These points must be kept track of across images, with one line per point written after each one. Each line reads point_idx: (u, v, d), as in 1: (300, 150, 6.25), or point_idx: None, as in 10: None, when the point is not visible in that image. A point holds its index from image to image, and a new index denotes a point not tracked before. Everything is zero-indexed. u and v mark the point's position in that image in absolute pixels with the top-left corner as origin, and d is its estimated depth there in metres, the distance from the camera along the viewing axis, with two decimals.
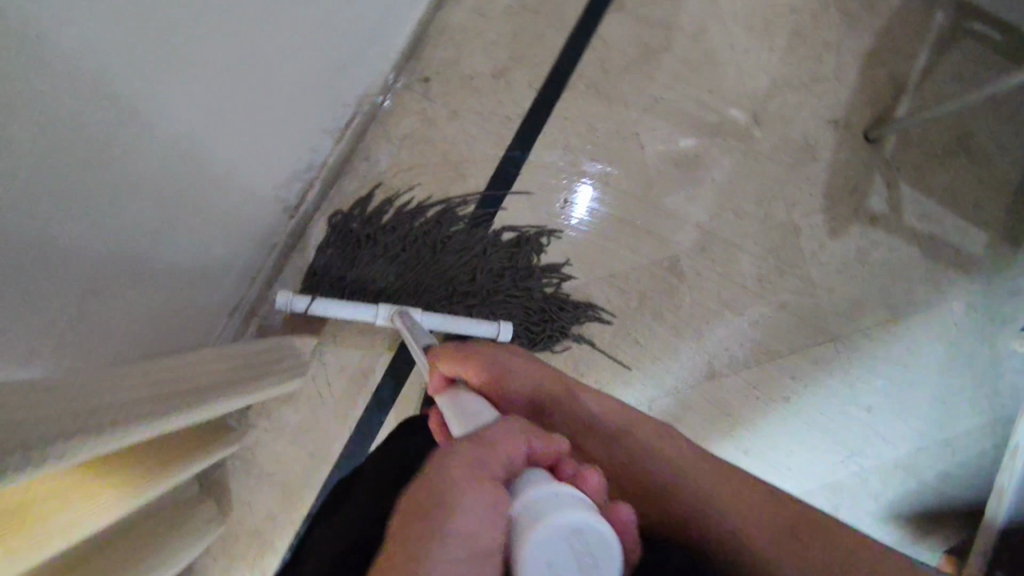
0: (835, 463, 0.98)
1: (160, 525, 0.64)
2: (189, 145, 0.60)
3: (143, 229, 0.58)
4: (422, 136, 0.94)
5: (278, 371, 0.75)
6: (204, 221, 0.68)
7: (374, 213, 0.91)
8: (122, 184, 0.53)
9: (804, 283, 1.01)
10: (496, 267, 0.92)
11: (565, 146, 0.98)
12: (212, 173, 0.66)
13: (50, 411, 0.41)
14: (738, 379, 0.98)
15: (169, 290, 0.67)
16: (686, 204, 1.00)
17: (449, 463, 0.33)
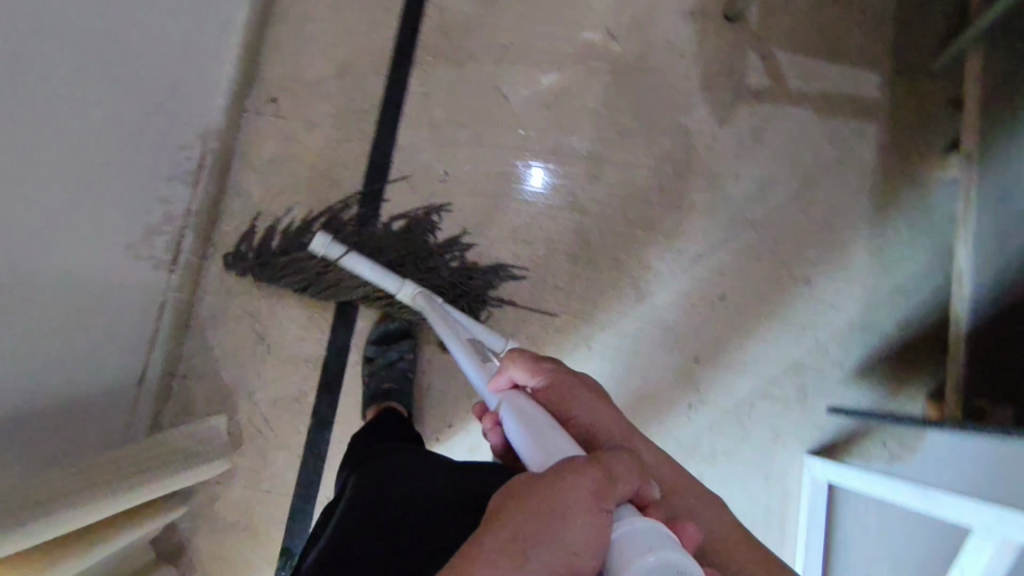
0: (788, 344, 0.96)
1: None
2: (18, 240, 0.60)
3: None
4: (287, 155, 0.94)
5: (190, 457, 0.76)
6: (70, 313, 0.67)
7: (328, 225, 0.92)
8: None
9: (707, 179, 0.99)
10: (394, 258, 0.91)
11: (429, 121, 0.96)
12: (61, 257, 0.66)
13: None
14: (668, 292, 0.97)
15: (54, 382, 0.66)
16: (566, 138, 0.98)
17: (570, 483, 0.36)
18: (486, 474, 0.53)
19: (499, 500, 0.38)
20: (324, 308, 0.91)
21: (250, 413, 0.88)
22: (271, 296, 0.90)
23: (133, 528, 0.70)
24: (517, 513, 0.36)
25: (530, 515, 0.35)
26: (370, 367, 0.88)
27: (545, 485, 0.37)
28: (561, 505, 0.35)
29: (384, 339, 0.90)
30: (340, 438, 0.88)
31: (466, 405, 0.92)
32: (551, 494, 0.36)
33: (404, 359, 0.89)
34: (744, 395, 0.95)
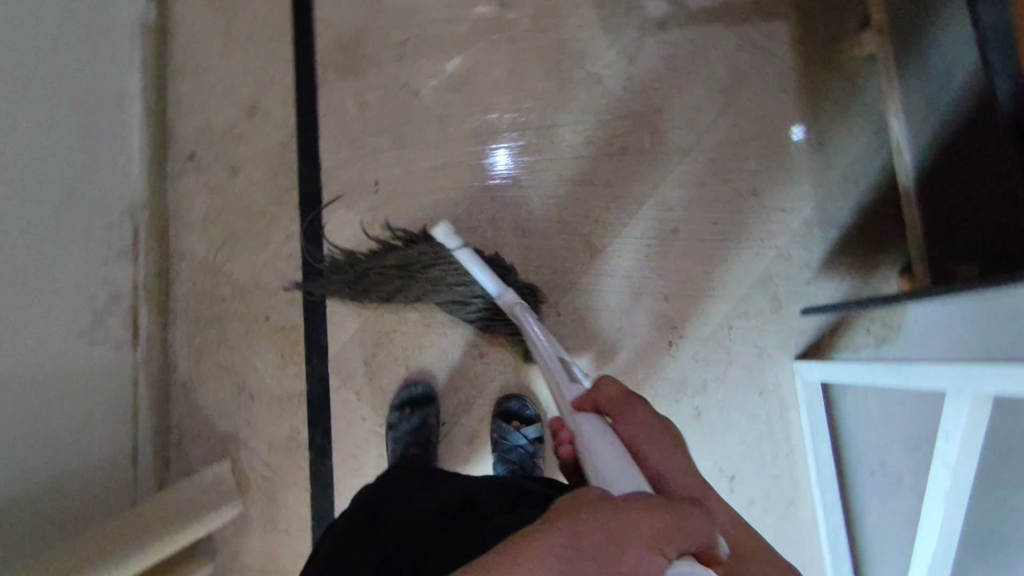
0: (750, 258, 0.96)
1: None
2: None
3: None
4: (219, 207, 0.94)
5: (177, 518, 0.77)
6: (33, 410, 0.69)
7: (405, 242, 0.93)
8: None
9: (632, 119, 0.99)
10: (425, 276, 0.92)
11: (347, 136, 0.97)
12: (12, 360, 0.67)
13: None
14: (621, 239, 0.96)
15: (32, 479, 0.68)
16: (484, 118, 0.98)
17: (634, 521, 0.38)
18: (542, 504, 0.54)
19: (562, 506, 0.40)
20: (293, 343, 0.92)
21: (249, 461, 0.90)
22: (240, 345, 0.92)
23: None
24: (580, 518, 0.38)
25: (592, 528, 0.38)
26: (393, 433, 0.88)
27: (617, 510, 0.39)
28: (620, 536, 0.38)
29: (408, 403, 0.89)
30: (342, 463, 0.90)
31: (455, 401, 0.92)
32: (620, 521, 0.38)
33: (427, 422, 0.89)
34: (720, 321, 0.95)
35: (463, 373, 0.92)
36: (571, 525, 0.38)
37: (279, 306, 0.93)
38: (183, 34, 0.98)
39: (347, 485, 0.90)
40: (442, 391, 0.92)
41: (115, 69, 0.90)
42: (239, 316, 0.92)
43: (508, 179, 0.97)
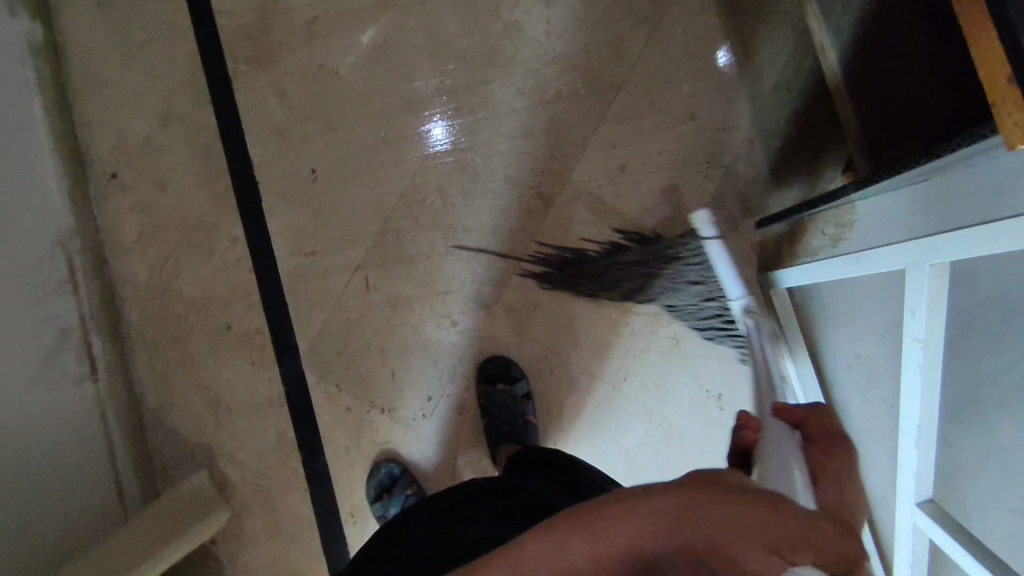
0: (699, 181, 0.96)
1: None
2: None
3: None
4: (154, 223, 0.90)
5: (166, 537, 0.76)
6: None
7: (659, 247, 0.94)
8: None
9: (561, 63, 0.96)
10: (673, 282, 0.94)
11: (274, 129, 0.93)
12: None
13: None
14: (574, 184, 0.95)
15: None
16: (410, 86, 0.95)
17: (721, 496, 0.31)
18: (533, 519, 0.58)
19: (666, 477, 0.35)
20: (261, 347, 0.90)
21: (239, 472, 0.88)
22: (205, 360, 0.89)
23: None
24: (702, 494, 0.32)
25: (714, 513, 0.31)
26: (386, 523, 0.87)
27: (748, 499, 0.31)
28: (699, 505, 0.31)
29: (382, 489, 0.87)
30: (334, 456, 0.89)
31: (437, 374, 0.91)
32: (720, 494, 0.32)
33: (410, 495, 0.86)
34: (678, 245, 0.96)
35: (439, 346, 0.91)
36: (703, 504, 0.31)
37: (239, 313, 0.90)
38: (78, 50, 0.92)
39: (345, 477, 0.89)
40: (421, 366, 0.91)
41: (16, 90, 0.84)
42: (200, 332, 0.89)
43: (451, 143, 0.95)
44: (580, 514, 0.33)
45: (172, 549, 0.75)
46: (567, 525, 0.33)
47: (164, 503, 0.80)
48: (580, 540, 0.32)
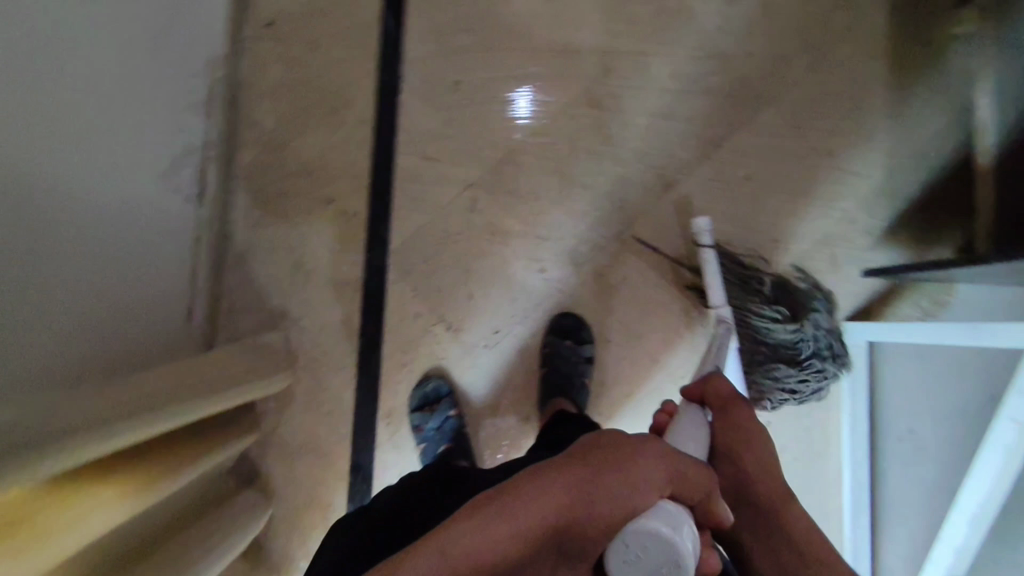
0: (816, 217, 0.95)
1: (183, 531, 0.68)
2: (71, 184, 0.60)
3: (71, 265, 0.59)
4: (293, 80, 0.91)
5: (252, 372, 0.77)
6: (120, 242, 0.68)
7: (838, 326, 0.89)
8: (32, 230, 0.54)
9: (721, 59, 0.96)
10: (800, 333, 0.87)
11: (432, 30, 0.94)
12: (102, 194, 0.65)
13: (52, 419, 0.47)
14: (696, 177, 0.95)
15: (93, 314, 0.63)
16: (574, 32, 0.95)
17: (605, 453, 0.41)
18: None
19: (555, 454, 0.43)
20: (355, 230, 0.91)
21: (298, 340, 0.89)
22: (299, 224, 0.90)
23: (224, 446, 0.75)
24: (587, 467, 0.40)
25: (612, 480, 0.39)
26: (419, 434, 0.87)
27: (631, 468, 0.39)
28: (585, 475, 0.39)
29: (425, 403, 0.88)
30: (389, 355, 0.90)
31: (511, 312, 0.91)
32: (603, 456, 0.41)
33: (449, 419, 0.87)
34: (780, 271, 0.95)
35: (522, 287, 0.92)
36: (585, 477, 0.39)
37: (344, 192, 0.91)
38: None
39: (394, 378, 0.90)
40: (499, 299, 0.91)
41: None
42: (303, 197, 0.90)
43: (593, 99, 0.95)
44: (490, 501, 0.40)
45: (239, 393, 0.73)
46: (484, 511, 0.39)
47: (240, 347, 0.81)
48: (496, 517, 0.38)
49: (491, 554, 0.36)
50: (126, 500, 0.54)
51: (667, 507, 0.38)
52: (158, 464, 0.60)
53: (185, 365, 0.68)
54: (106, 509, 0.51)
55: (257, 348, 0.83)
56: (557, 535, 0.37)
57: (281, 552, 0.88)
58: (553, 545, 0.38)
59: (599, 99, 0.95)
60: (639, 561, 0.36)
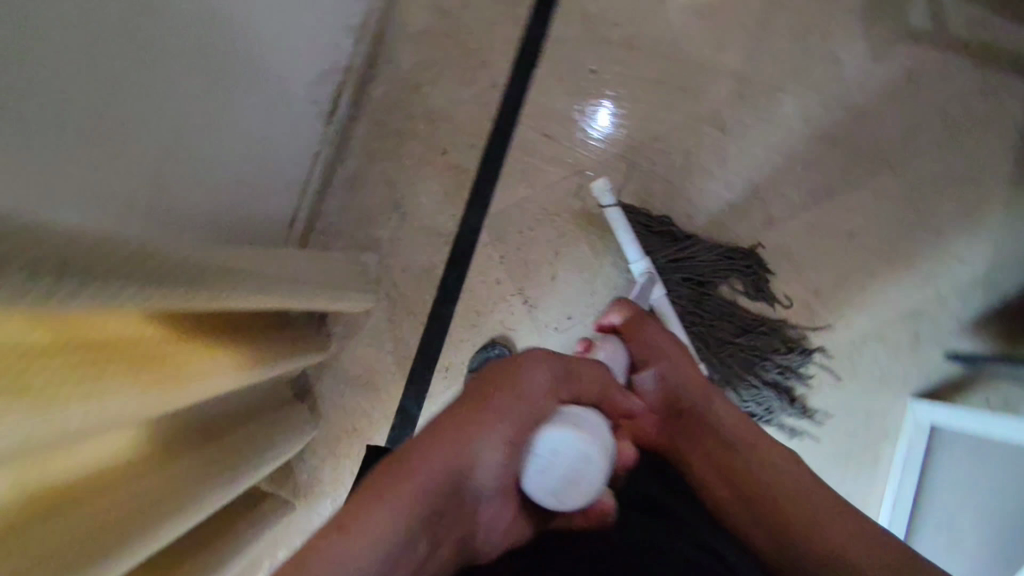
0: (908, 289, 0.93)
1: (246, 423, 0.70)
2: (235, 69, 0.62)
3: (214, 145, 0.62)
4: (439, 31, 0.93)
5: (341, 290, 0.79)
6: (258, 138, 0.71)
7: (801, 351, 0.93)
8: (187, 103, 0.56)
9: (853, 114, 0.95)
10: (727, 305, 0.94)
11: (583, 15, 0.95)
12: (256, 89, 0.67)
13: (214, 265, 0.48)
14: (799, 221, 0.95)
15: (220, 197, 0.65)
16: (718, 52, 0.96)
17: (467, 407, 0.46)
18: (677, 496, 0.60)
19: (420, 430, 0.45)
20: (460, 186, 0.93)
21: (382, 276, 0.92)
22: (411, 168, 0.93)
23: (302, 354, 0.77)
24: (487, 404, 0.47)
25: (518, 408, 0.48)
26: None
27: (523, 395, 0.49)
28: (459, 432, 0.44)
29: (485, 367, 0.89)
30: (462, 313, 0.92)
31: (590, 302, 0.92)
32: (465, 412, 0.46)
33: None
34: (860, 332, 0.94)
35: (606, 282, 0.92)
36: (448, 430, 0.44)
37: (460, 147, 0.93)
38: None
39: (460, 336, 0.92)
40: (581, 287, 0.92)
41: None
42: (421, 143, 0.93)
43: (718, 121, 0.95)
44: (370, 483, 0.39)
45: (326, 299, 0.74)
46: (373, 489, 0.39)
47: (339, 262, 0.83)
48: (385, 490, 0.38)
49: (392, 525, 0.37)
50: (238, 370, 0.55)
51: (541, 428, 0.46)
52: (257, 350, 0.62)
53: (288, 258, 0.70)
54: (224, 372, 0.53)
55: (349, 267, 0.86)
56: (441, 489, 0.41)
57: (314, 470, 0.93)
58: (441, 499, 0.41)
59: (725, 122, 0.95)
60: (551, 460, 0.48)
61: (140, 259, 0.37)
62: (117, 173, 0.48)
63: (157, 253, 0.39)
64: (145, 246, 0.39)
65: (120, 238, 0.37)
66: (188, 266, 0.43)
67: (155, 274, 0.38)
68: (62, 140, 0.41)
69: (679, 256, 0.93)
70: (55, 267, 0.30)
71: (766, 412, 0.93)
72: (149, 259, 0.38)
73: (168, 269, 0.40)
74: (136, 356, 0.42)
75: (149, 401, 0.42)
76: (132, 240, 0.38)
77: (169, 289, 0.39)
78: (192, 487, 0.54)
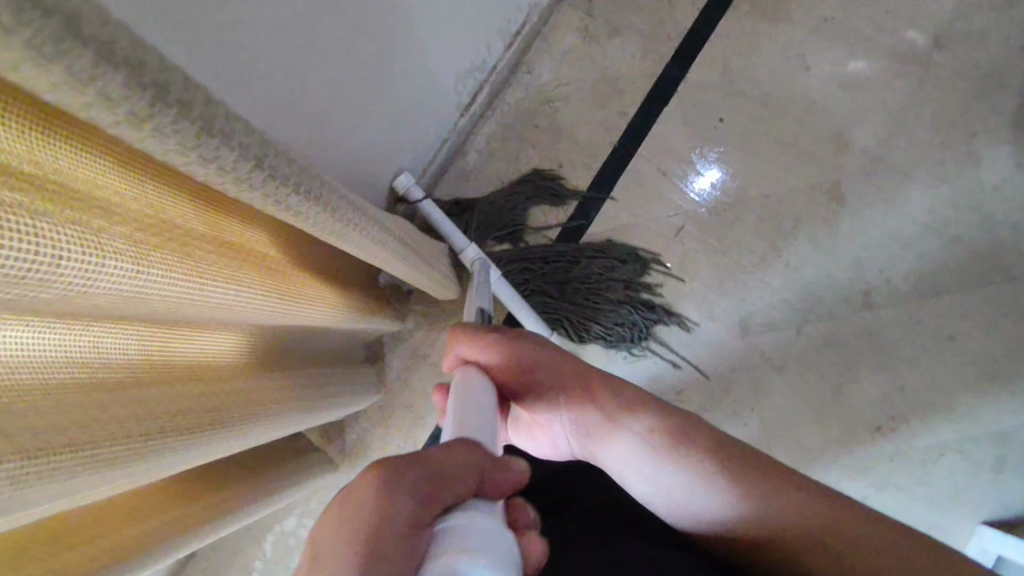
0: (1005, 410, 0.88)
1: (329, 368, 0.74)
2: (396, 44, 0.68)
3: (363, 107, 0.68)
4: (583, 53, 0.98)
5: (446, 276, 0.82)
6: (399, 112, 0.76)
7: (635, 260, 0.93)
8: (349, 64, 0.62)
9: (982, 218, 0.91)
10: (559, 251, 0.92)
11: (723, 67, 0.97)
12: (409, 66, 0.73)
13: (375, 226, 0.51)
14: (899, 312, 0.92)
15: (357, 155, 0.71)
16: (853, 127, 0.95)
17: (391, 486, 0.31)
18: None
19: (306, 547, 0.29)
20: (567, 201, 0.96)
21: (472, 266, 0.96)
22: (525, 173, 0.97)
23: (388, 320, 0.80)
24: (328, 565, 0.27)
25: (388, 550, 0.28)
26: None
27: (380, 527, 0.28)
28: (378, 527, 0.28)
29: None
30: None
31: (670, 343, 0.94)
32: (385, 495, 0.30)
33: None
34: (941, 441, 0.89)
35: (698, 332, 0.94)
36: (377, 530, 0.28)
37: (575, 165, 0.97)
38: None
39: None
40: (667, 327, 0.94)
41: None
42: (539, 152, 0.97)
43: (836, 194, 0.94)
44: None
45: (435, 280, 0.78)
46: None
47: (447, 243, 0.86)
48: None
49: None
50: (339, 312, 0.59)
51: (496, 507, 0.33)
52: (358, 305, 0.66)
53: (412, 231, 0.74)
54: (329, 309, 0.56)
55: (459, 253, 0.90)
56: None
57: (364, 435, 0.96)
58: None
59: (843, 197, 0.94)
60: None
61: (330, 201, 0.40)
62: (286, 111, 0.54)
63: (343, 206, 0.43)
64: (338, 195, 0.43)
65: (323, 181, 0.40)
66: (358, 221, 0.46)
67: (337, 216, 0.41)
68: (259, 73, 0.48)
69: (496, 218, 0.93)
70: (276, 176, 0.33)
71: (636, 334, 0.92)
72: (336, 204, 0.41)
73: (346, 216, 0.43)
74: (271, 266, 0.45)
75: (277, 308, 0.45)
76: (330, 189, 0.41)
77: (340, 226, 0.42)
78: (273, 404, 0.55)
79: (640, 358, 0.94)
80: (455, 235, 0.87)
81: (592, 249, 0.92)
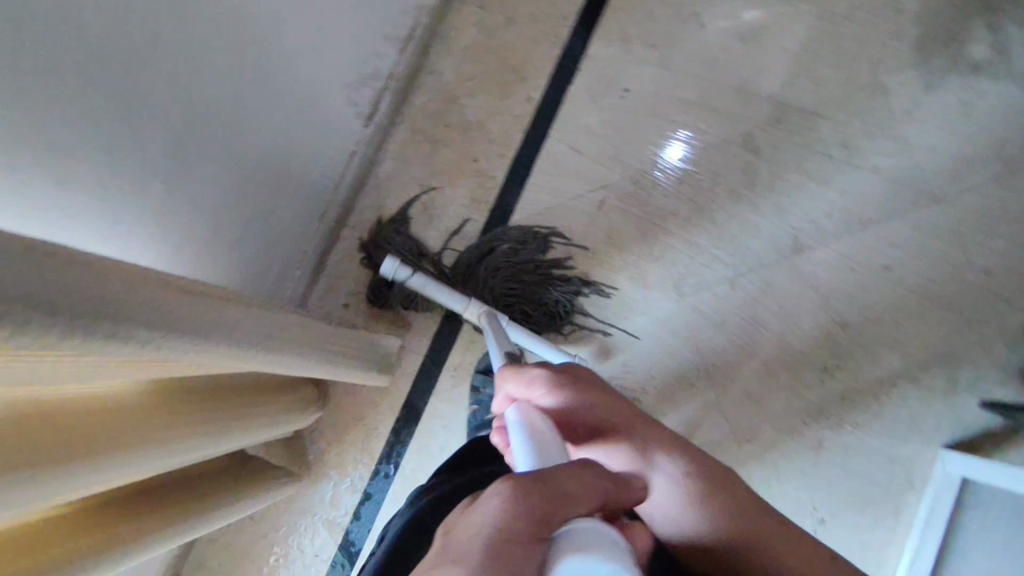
0: (948, 330, 0.87)
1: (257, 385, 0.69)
2: (273, 64, 0.70)
3: (246, 132, 0.69)
4: (483, 46, 0.99)
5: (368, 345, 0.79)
6: (292, 131, 0.78)
7: (535, 238, 0.93)
8: (223, 93, 0.63)
9: (899, 144, 0.91)
10: (464, 260, 0.92)
11: (621, 37, 0.98)
12: (291, 86, 0.75)
13: (257, 343, 0.48)
14: (830, 249, 0.91)
15: (248, 178, 0.72)
16: (756, 75, 0.95)
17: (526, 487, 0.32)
18: None
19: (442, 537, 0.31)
20: (486, 192, 0.97)
21: None
22: (441, 172, 0.97)
23: None
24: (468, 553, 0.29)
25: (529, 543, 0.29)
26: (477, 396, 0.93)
27: (517, 519, 0.29)
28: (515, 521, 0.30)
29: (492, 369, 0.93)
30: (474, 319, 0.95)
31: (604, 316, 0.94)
32: (531, 490, 0.31)
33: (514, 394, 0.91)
34: (889, 371, 0.88)
35: (635, 303, 0.94)
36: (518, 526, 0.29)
37: (489, 156, 0.98)
38: None
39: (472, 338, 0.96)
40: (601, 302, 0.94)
41: None
42: (453, 150, 0.98)
43: (750, 143, 0.94)
44: None
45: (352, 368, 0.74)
46: None
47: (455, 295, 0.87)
48: None
49: None
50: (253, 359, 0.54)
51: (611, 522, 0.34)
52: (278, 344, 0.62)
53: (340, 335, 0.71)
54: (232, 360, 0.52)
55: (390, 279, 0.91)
56: None
57: (320, 456, 0.96)
58: None
59: (756, 145, 0.94)
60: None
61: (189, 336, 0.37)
62: (154, 145, 0.55)
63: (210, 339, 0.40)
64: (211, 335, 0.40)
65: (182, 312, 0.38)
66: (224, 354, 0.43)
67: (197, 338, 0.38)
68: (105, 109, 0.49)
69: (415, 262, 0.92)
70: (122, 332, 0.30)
71: (563, 312, 0.92)
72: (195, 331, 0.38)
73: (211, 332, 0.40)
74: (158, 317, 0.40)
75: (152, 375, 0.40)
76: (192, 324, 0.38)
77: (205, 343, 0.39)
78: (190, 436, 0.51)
79: (574, 337, 0.94)
80: (452, 299, 0.86)
81: (488, 241, 0.92)
